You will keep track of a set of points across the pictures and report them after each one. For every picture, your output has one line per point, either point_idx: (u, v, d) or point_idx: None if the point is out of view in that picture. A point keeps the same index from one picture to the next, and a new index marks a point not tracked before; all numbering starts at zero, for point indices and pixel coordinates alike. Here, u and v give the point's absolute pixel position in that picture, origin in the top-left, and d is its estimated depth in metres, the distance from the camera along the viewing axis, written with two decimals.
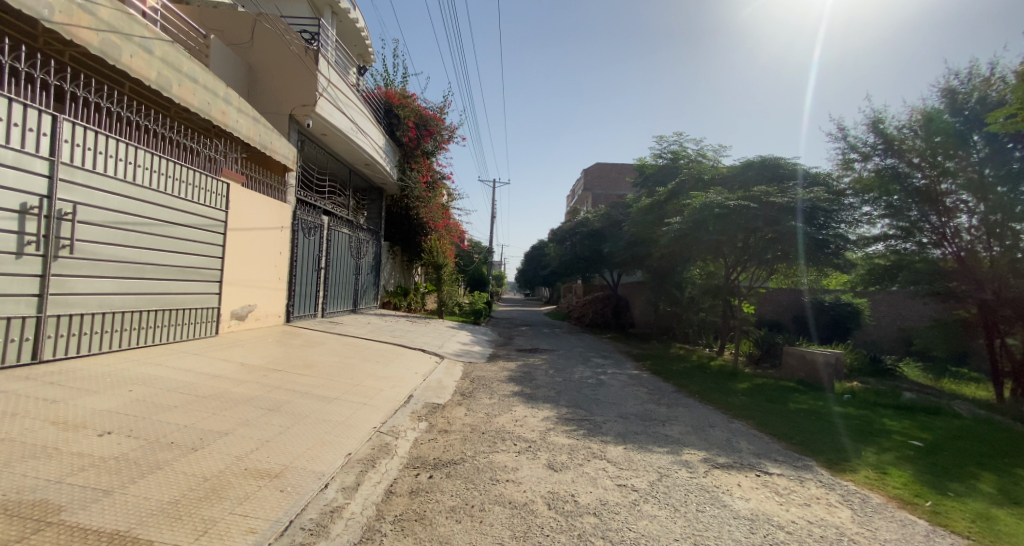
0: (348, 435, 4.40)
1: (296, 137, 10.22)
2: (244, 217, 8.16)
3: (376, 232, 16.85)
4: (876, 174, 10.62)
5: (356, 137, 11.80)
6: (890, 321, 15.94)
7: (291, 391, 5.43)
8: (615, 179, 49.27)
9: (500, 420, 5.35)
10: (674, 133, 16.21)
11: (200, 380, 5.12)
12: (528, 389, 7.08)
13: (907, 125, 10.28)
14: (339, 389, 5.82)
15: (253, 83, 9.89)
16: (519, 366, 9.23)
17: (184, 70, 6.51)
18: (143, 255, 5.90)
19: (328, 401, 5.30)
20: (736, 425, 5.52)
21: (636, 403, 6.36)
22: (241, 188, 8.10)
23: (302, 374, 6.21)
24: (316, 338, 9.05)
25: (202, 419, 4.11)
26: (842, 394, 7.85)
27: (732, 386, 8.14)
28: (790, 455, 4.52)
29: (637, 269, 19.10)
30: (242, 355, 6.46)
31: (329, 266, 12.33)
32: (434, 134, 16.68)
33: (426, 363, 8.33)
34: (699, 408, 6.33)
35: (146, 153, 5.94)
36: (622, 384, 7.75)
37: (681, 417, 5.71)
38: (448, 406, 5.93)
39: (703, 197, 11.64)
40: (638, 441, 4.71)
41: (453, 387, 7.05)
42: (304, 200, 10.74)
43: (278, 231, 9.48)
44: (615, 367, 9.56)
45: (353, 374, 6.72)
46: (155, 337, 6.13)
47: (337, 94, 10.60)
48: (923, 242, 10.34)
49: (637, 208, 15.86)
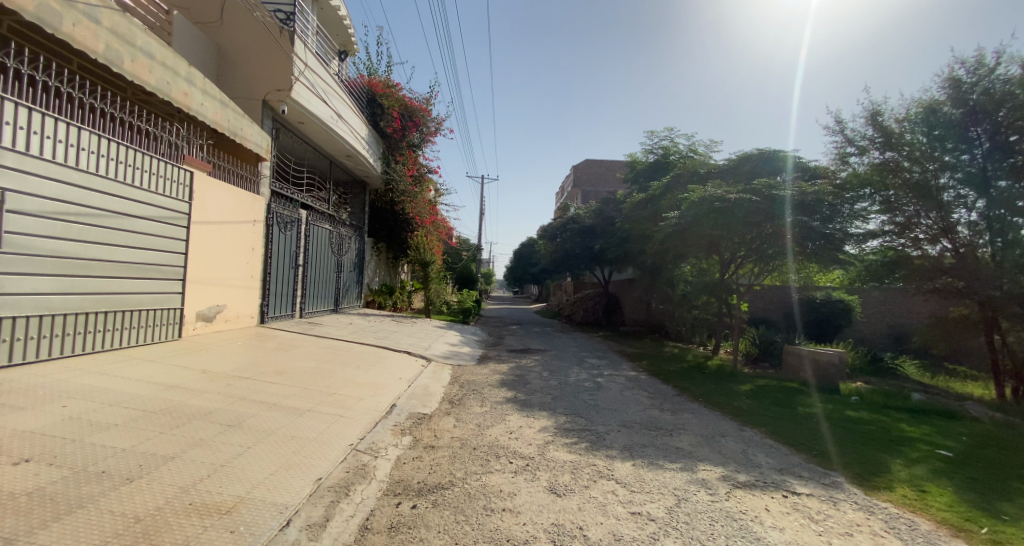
0: (320, 455, 3.84)
1: (270, 124, 9.55)
2: (211, 210, 7.50)
3: (360, 227, 16.17)
4: (873, 168, 10.30)
5: (336, 126, 11.16)
6: (881, 318, 15.78)
7: (257, 402, 4.83)
8: (603, 176, 49.05)
9: (492, 432, 4.83)
10: (664, 129, 17.52)
11: (151, 392, 4.50)
12: (521, 395, 6.56)
13: (905, 118, 9.94)
14: (313, 400, 5.24)
15: (223, 66, 9.22)
16: (510, 368, 8.71)
17: (137, 44, 5.82)
18: (90, 250, 5.23)
19: (299, 414, 4.71)
20: (747, 433, 5.09)
21: (639, 410, 5.89)
22: (208, 178, 7.43)
23: (271, 382, 5.59)
24: (292, 340, 8.41)
25: (146, 440, 3.50)
26: (850, 397, 7.44)
27: (735, 388, 7.74)
28: (814, 469, 4.08)
29: (629, 267, 18.72)
30: (206, 362, 5.83)
31: (308, 263, 11.66)
32: (420, 125, 16.08)
33: (411, 367, 7.76)
34: (705, 414, 5.90)
35: (93, 135, 5.25)
36: (621, 388, 7.29)
37: (689, 425, 5.25)
38: (435, 416, 5.39)
39: (701, 190, 11.24)
40: (647, 455, 4.22)
41: (441, 394, 6.50)
42: (278, 192, 10.06)
43: (251, 225, 8.81)
44: (611, 369, 9.10)
45: (330, 381, 6.14)
46: (104, 342, 5.46)
47: (316, 79, 9.96)
48: (917, 239, 10.06)
49: (630, 203, 15.45)
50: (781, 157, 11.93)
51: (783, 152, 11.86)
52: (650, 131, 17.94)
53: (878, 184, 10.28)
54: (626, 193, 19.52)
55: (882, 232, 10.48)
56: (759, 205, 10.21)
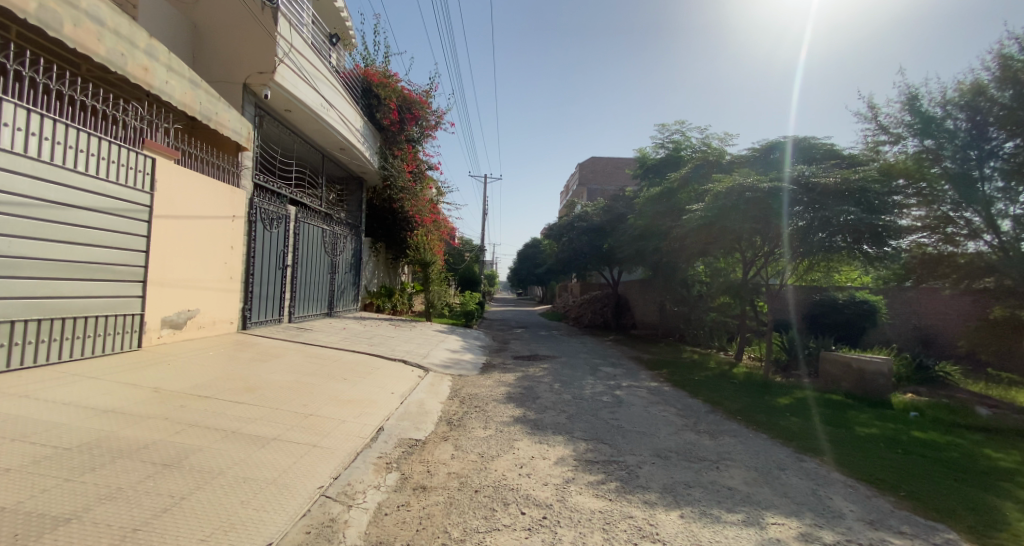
0: (276, 507, 2.95)
1: (252, 111, 8.70)
2: (180, 203, 6.62)
3: (356, 226, 15.30)
4: (912, 157, 9.23)
5: (326, 115, 10.34)
6: (906, 319, 14.76)
7: (211, 430, 3.95)
8: (609, 173, 48.17)
9: (496, 467, 3.92)
10: (676, 122, 16.64)
11: (77, 420, 3.62)
12: (531, 413, 5.66)
13: (947, 100, 8.81)
14: (283, 425, 4.36)
15: (201, 48, 8.40)
16: (518, 379, 7.79)
17: (83, 6, 4.92)
18: (17, 245, 4.34)
19: (259, 445, 3.81)
20: (809, 465, 4.16)
21: (671, 433, 4.98)
22: (175, 166, 6.55)
23: (237, 401, 4.72)
24: (273, 349, 7.54)
25: (38, 495, 2.58)
26: (908, 412, 6.56)
27: (771, 402, 6.79)
28: (915, 523, 3.16)
29: (639, 267, 17.81)
30: (162, 378, 4.95)
31: (297, 264, 10.79)
32: (419, 118, 15.30)
33: (405, 380, 6.85)
34: (751, 438, 4.97)
35: (21, 109, 4.35)
36: (644, 403, 6.37)
37: (734, 454, 4.34)
38: (429, 443, 4.51)
39: (728, 179, 10.26)
40: (696, 502, 3.30)
41: (438, 413, 5.60)
42: (262, 186, 9.20)
43: (229, 221, 7.94)
44: (629, 379, 8.16)
45: (308, 398, 5.26)
46: (36, 356, 4.58)
47: (303, 63, 9.13)
48: (953, 235, 9.16)
49: (643, 198, 14.51)
50: (814, 145, 10.82)
51: (815, 140, 10.79)
52: (661, 125, 16.99)
53: (914, 173, 9.18)
54: (635, 190, 18.57)
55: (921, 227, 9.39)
56: (801, 197, 9.29)
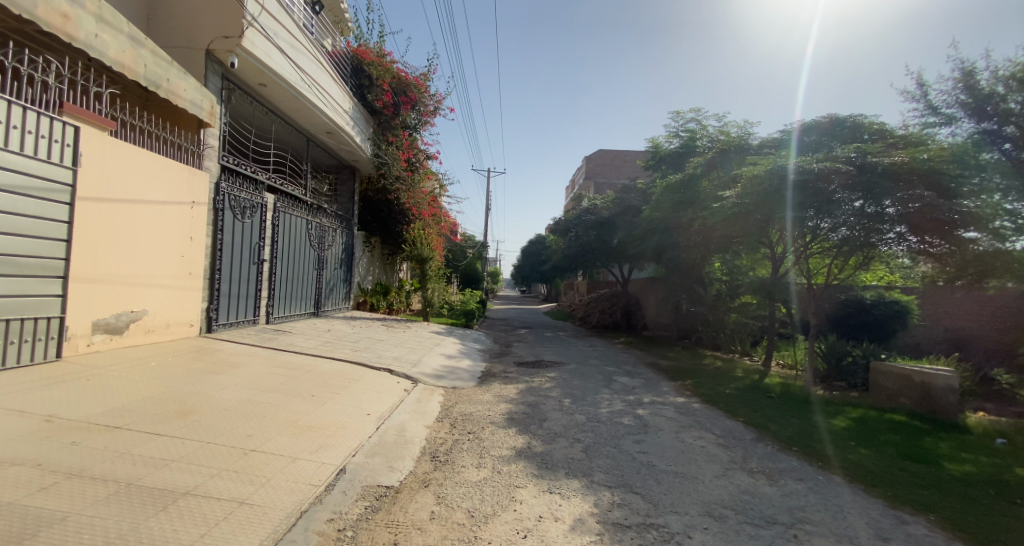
0: None
1: (218, 82, 7.62)
2: (118, 184, 5.51)
3: (348, 218, 14.21)
4: (963, 141, 7.69)
5: (307, 90, 9.22)
6: (937, 321, 13.58)
7: (98, 481, 2.84)
8: (617, 167, 46.87)
9: (488, 538, 2.79)
10: (693, 109, 15.47)
11: None
12: (536, 442, 4.57)
13: (1006, 75, 7.36)
14: (209, 469, 3.26)
15: (157, 9, 7.31)
16: (521, 393, 6.65)
17: None
18: None
19: (158, 507, 2.69)
20: (919, 532, 3.06)
21: (718, 476, 3.85)
22: (113, 140, 5.44)
23: (156, 434, 3.64)
24: (236, 357, 6.47)
25: None
26: (996, 440, 5.44)
27: (826, 426, 5.65)
28: None
29: (651, 263, 16.62)
30: (66, 403, 3.87)
31: (277, 258, 9.72)
32: (415, 102, 14.18)
33: (388, 397, 5.78)
34: (822, 482, 3.86)
35: None
36: (674, 427, 5.26)
37: (810, 512, 3.23)
38: (403, 493, 3.42)
39: (766, 161, 9.05)
40: None
41: (422, 443, 4.51)
42: (232, 169, 8.13)
43: (187, 208, 6.85)
44: (650, 393, 7.06)
45: (258, 426, 4.18)
46: None
47: (275, 28, 8.02)
48: (1000, 228, 7.09)
49: (659, 188, 13.32)
50: (862, 123, 9.49)
51: (863, 118, 9.49)
52: (676, 112, 15.86)
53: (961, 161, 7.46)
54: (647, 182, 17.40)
55: (966, 218, 7.22)
56: (859, 179, 7.78)
